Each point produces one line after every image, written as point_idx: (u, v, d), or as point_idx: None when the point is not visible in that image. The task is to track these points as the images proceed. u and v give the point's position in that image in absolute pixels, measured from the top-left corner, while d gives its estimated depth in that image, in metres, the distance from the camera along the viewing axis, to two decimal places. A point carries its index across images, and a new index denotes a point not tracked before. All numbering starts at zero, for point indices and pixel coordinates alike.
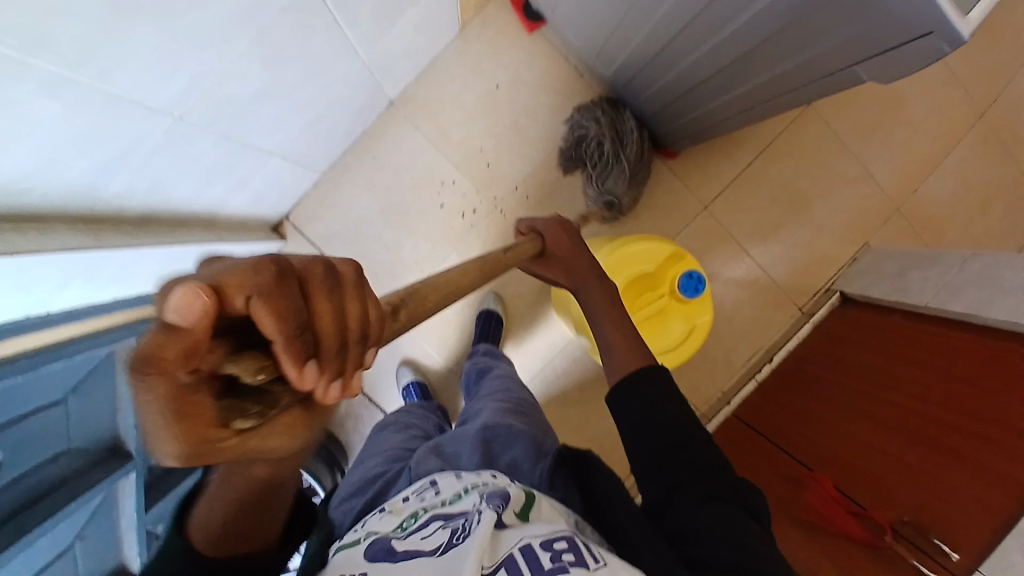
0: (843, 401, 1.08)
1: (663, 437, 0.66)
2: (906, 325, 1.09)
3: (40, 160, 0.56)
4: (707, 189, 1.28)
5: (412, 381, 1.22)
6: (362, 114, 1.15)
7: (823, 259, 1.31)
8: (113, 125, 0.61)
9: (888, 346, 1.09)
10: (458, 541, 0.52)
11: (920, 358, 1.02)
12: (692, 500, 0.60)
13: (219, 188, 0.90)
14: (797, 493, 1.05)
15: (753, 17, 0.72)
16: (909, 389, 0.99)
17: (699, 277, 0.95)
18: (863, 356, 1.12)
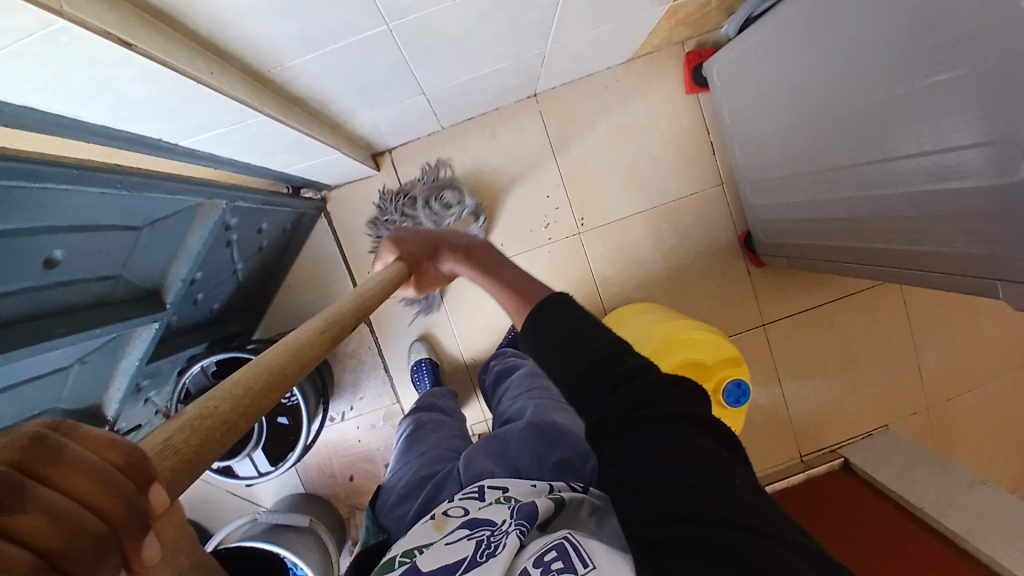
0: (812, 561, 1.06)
1: (583, 358, 0.58)
2: (896, 519, 1.08)
3: (260, 3, 0.53)
4: (772, 309, 1.29)
5: (426, 359, 1.22)
6: (506, 93, 1.15)
7: (842, 422, 1.33)
8: (337, 10, 0.59)
9: (873, 533, 1.07)
10: (483, 557, 0.48)
11: (901, 558, 1.00)
12: (630, 421, 0.52)
13: (364, 101, 0.90)
14: None
15: (934, 194, 0.72)
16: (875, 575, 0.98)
17: (746, 391, 0.97)
18: (844, 529, 1.10)
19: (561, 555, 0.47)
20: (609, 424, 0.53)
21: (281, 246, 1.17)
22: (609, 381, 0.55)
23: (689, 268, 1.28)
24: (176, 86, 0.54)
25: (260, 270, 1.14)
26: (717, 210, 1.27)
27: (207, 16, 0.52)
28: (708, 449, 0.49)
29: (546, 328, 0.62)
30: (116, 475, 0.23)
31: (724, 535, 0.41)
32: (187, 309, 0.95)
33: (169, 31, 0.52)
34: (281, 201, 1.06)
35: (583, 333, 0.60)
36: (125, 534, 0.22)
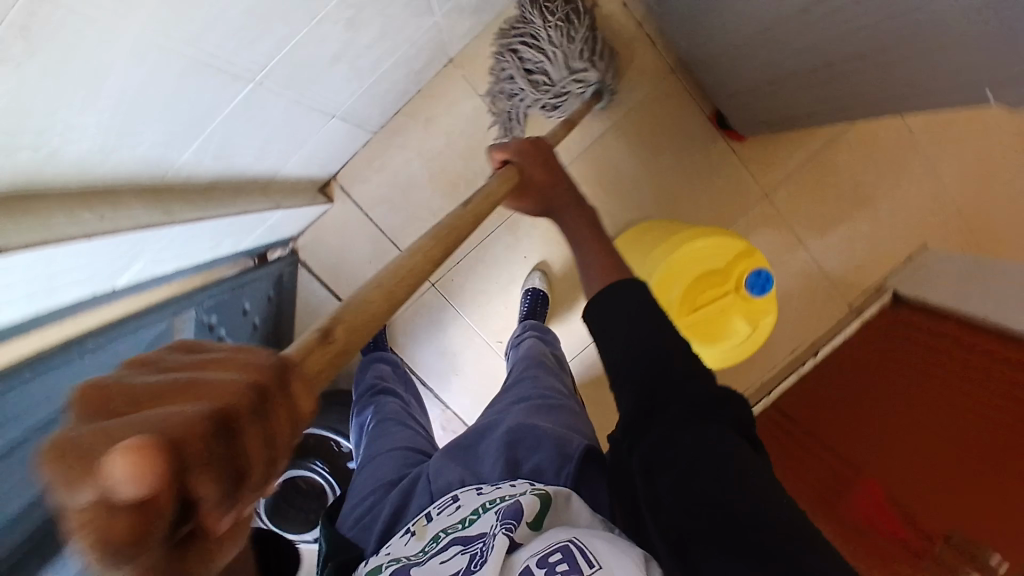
0: (860, 414, 1.07)
1: (637, 341, 0.59)
2: (933, 340, 1.08)
3: (110, 130, 0.49)
4: (770, 177, 1.23)
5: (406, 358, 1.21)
6: (421, 73, 1.08)
7: (880, 259, 1.27)
8: (195, 94, 0.55)
9: (915, 363, 1.07)
10: (473, 567, 0.53)
11: (949, 375, 0.99)
12: (674, 422, 0.54)
13: (280, 152, 0.85)
14: (834, 500, 1.03)
15: (893, 18, 0.64)
16: (928, 403, 0.98)
17: (769, 277, 0.92)
18: (888, 370, 1.10)
19: (565, 556, 0.51)
20: (664, 415, 0.55)
21: (276, 312, 1.15)
22: (667, 368, 0.57)
23: (673, 170, 1.22)
24: (74, 253, 0.51)
25: (269, 343, 1.13)
26: (679, 101, 1.19)
27: (66, 167, 0.49)
28: (743, 446, 0.53)
29: (601, 310, 0.62)
30: (228, 422, 0.23)
31: (762, 538, 0.46)
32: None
33: (42, 201, 0.49)
34: (251, 274, 1.03)
35: (637, 316, 0.60)
36: (233, 490, 0.23)
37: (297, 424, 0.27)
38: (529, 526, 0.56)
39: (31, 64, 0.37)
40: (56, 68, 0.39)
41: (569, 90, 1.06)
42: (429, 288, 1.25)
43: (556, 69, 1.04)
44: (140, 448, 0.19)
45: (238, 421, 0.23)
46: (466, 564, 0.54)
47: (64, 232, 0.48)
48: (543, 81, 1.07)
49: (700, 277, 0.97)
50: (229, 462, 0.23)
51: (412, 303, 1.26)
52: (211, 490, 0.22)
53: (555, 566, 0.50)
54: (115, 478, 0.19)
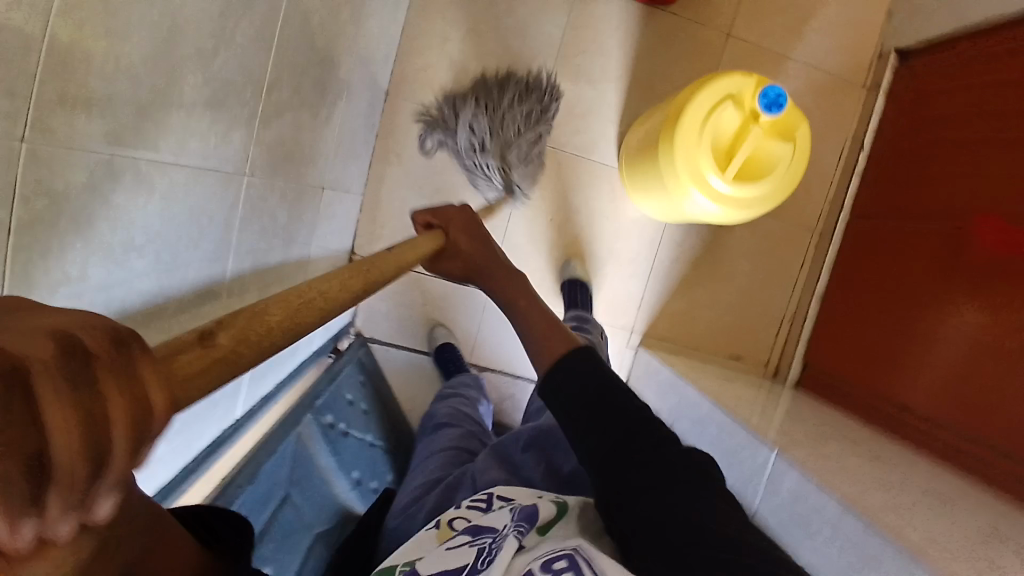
0: (930, 203, 1.07)
1: (587, 392, 0.64)
2: (921, 113, 1.14)
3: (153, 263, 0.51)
4: (721, 18, 1.21)
5: None
6: (370, 115, 1.10)
7: (864, 27, 1.24)
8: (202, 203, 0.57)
9: (926, 138, 1.12)
10: (482, 562, 0.51)
11: (965, 107, 1.04)
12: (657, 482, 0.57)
13: (298, 241, 0.88)
14: (954, 291, 0.96)
15: None
16: (969, 139, 1.01)
17: (781, 92, 0.88)
18: (909, 168, 1.14)
19: (569, 562, 0.47)
20: (638, 482, 0.57)
21: (381, 390, 1.17)
22: (620, 417, 0.62)
23: (633, 66, 1.21)
24: None
25: (393, 418, 1.15)
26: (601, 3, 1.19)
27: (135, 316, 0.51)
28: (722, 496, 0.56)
29: (556, 383, 0.67)
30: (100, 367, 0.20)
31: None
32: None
33: None
34: (337, 368, 1.07)
35: (589, 389, 0.64)
36: (97, 468, 0.19)
37: (140, 434, 0.20)
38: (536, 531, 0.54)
39: (61, 223, 0.39)
40: (77, 219, 0.41)
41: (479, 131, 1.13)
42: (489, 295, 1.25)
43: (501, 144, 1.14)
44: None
45: (105, 362, 0.20)
46: (474, 558, 0.51)
47: None
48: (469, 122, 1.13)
49: (713, 130, 0.94)
50: (117, 407, 0.20)
51: (482, 317, 1.25)
52: (74, 442, 0.18)
53: (553, 565, 0.47)
54: None
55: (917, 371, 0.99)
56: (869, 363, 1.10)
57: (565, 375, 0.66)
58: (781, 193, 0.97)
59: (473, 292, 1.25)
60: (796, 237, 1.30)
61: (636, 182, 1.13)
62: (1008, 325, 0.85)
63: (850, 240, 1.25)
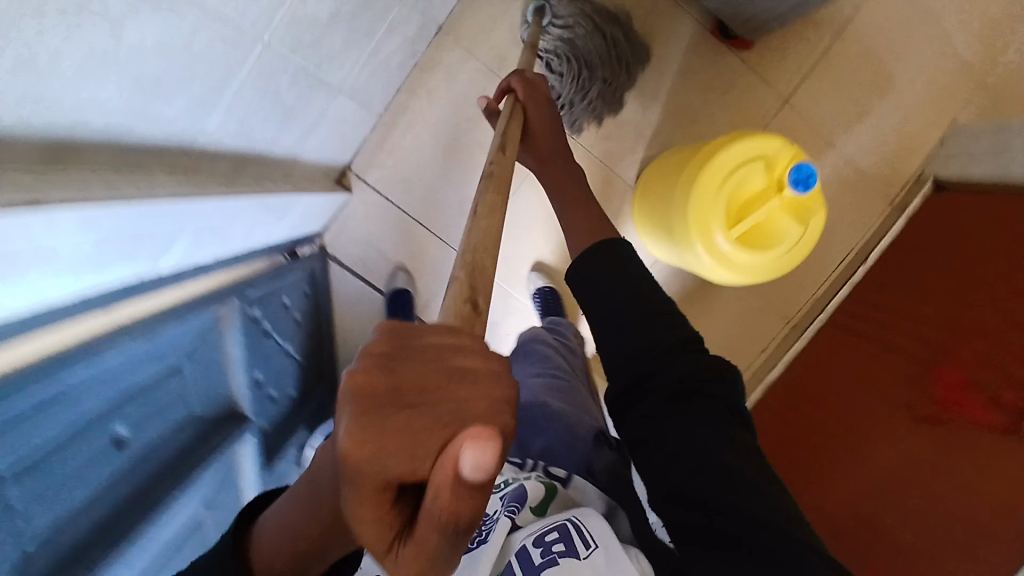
0: (912, 331, 1.09)
1: (628, 302, 0.67)
2: (951, 236, 1.13)
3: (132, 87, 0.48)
4: (785, 82, 1.19)
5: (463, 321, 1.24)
6: (413, 42, 1.07)
7: (913, 147, 1.23)
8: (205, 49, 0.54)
9: (935, 266, 1.13)
10: (475, 543, 0.64)
11: (983, 264, 1.04)
12: (657, 401, 0.63)
13: (294, 128, 0.84)
14: (902, 425, 1.01)
15: None
16: (978, 295, 1.02)
17: (812, 171, 0.86)
18: (916, 282, 1.15)
19: (561, 535, 0.62)
20: (648, 399, 0.63)
21: (316, 311, 1.15)
22: (647, 318, 0.67)
23: (686, 93, 1.19)
24: (109, 225, 0.51)
25: (310, 342, 1.13)
26: (676, 21, 1.16)
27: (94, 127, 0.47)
28: (736, 429, 0.61)
29: (592, 268, 0.71)
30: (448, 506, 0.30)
31: (749, 553, 0.54)
32: (107, 461, 0.58)
33: (71, 168, 0.47)
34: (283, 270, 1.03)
35: (639, 282, 0.69)
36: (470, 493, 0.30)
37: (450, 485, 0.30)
38: (531, 509, 0.67)
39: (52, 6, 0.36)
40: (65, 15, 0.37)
41: (550, 33, 1.06)
42: None
43: (588, 11, 1.04)
44: (482, 447, 0.29)
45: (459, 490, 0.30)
46: (469, 539, 0.64)
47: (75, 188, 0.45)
48: (586, 90, 1.09)
49: (736, 182, 0.93)
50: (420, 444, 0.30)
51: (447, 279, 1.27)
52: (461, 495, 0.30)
53: (552, 540, 0.61)
54: (465, 465, 0.29)
55: (829, 480, 1.06)
56: (795, 451, 1.15)
57: (600, 258, 0.71)
58: (768, 270, 0.97)
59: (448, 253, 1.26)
60: (771, 322, 1.28)
61: (653, 189, 1.11)
62: (931, 484, 0.92)
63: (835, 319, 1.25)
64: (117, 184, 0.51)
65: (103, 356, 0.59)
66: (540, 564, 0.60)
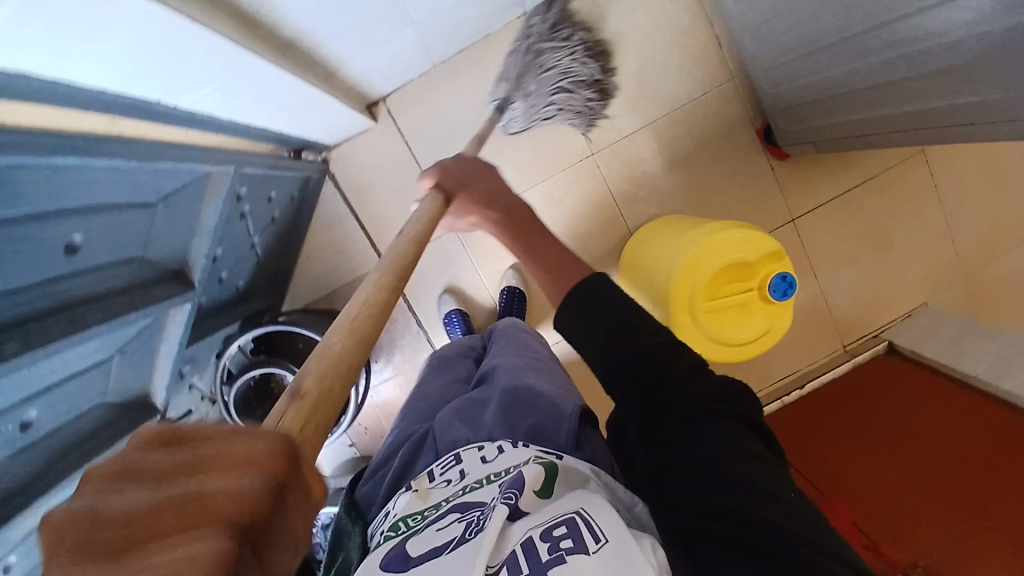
0: (842, 446, 1.11)
1: (624, 329, 0.58)
2: (911, 380, 1.17)
3: None
4: (800, 202, 1.26)
5: (456, 309, 1.23)
6: (494, 14, 1.09)
7: (880, 308, 1.31)
8: None
9: (883, 398, 1.15)
10: (471, 534, 0.48)
11: (931, 410, 1.07)
12: (678, 421, 0.53)
13: (357, 37, 0.84)
14: None
15: (970, 37, 0.68)
16: (917, 434, 1.04)
17: (793, 282, 0.94)
18: (863, 407, 1.16)
19: (570, 530, 0.46)
20: (668, 420, 0.53)
21: (295, 214, 1.15)
22: (646, 344, 0.57)
23: (712, 172, 1.24)
24: (165, 32, 0.51)
25: (276, 242, 1.12)
26: (731, 106, 1.22)
27: None
28: (754, 444, 0.51)
29: (583, 298, 0.62)
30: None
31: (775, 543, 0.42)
32: (57, 264, 0.59)
33: None
34: (284, 164, 1.02)
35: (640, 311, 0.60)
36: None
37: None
38: (535, 493, 0.52)
39: None
40: None
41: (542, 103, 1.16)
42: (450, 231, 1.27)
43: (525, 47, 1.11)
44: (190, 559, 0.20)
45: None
46: (462, 531, 0.48)
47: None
48: (583, 81, 1.15)
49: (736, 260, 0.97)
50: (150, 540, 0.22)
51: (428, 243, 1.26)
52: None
53: (556, 534, 0.46)
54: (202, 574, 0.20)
55: None
56: None
57: (589, 294, 0.62)
58: (721, 354, 1.02)
59: None
60: None
61: (662, 232, 1.12)
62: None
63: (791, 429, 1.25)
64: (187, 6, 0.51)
65: (94, 167, 0.59)
66: (546, 562, 0.44)
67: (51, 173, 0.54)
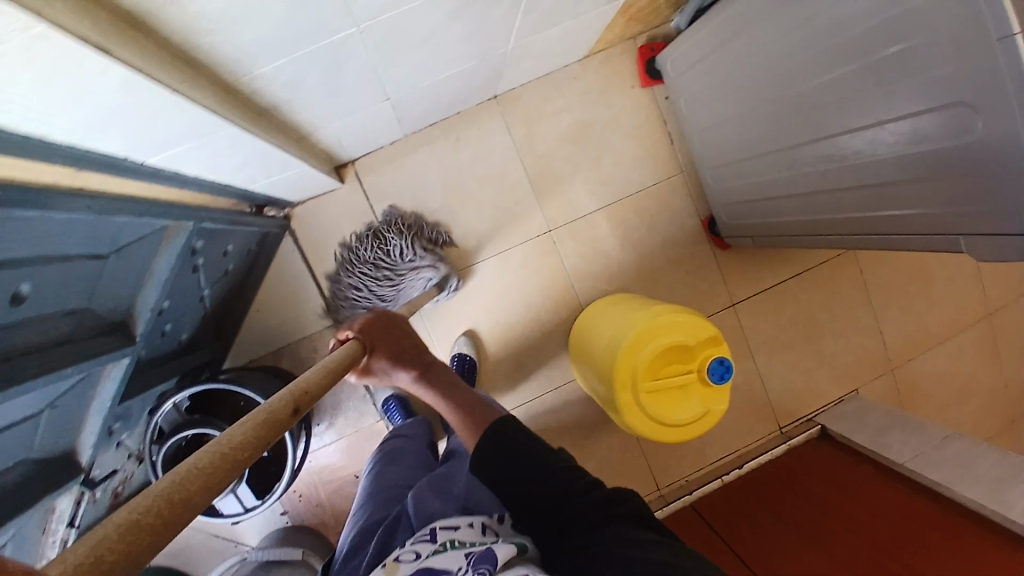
0: (782, 533, 1.12)
1: (527, 464, 0.60)
2: (844, 470, 1.21)
3: (237, 7, 0.50)
4: (741, 289, 1.34)
5: (394, 396, 1.24)
6: (468, 95, 1.15)
7: (813, 393, 1.39)
8: (314, 11, 0.57)
9: (818, 489, 1.18)
10: None
11: (863, 499, 1.11)
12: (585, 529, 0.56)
13: (333, 108, 0.87)
14: None
15: (895, 161, 0.77)
16: (848, 521, 1.07)
17: (730, 367, 0.99)
18: (800, 497, 1.18)
19: None
20: (574, 530, 0.57)
21: (250, 267, 1.13)
22: (550, 469, 0.60)
23: (662, 256, 1.32)
24: (154, 98, 0.52)
25: (228, 293, 1.10)
26: (681, 197, 1.31)
27: (180, 19, 0.49)
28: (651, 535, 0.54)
29: (487, 445, 0.62)
30: None
31: None
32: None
33: (143, 36, 0.49)
34: (245, 220, 1.02)
35: (502, 466, 0.60)
36: None
37: None
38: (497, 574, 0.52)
39: None
40: None
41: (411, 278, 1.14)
42: None
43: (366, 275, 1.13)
44: None
45: None
46: None
47: (144, 68, 0.48)
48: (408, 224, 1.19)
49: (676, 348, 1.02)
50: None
51: None
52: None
53: None
54: None
55: None
56: None
57: (491, 439, 0.62)
58: (661, 433, 1.04)
59: None
60: (641, 482, 1.36)
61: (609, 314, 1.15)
62: None
63: (726, 504, 1.27)
64: (175, 79, 0.53)
65: (51, 218, 0.58)
66: None
67: (7, 224, 0.53)
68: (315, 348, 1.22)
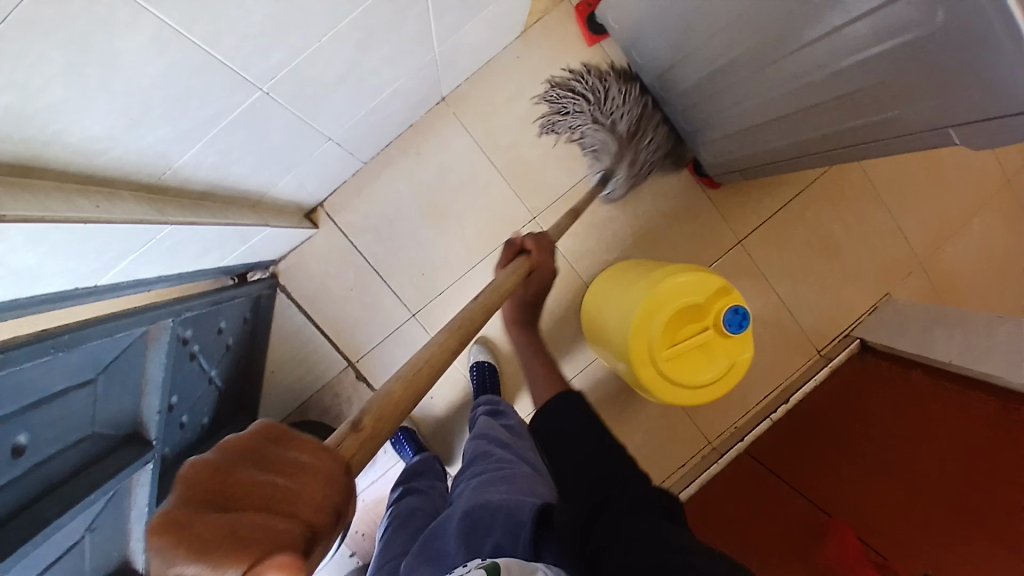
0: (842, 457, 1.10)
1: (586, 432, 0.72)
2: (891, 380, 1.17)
3: (121, 122, 0.48)
4: (743, 224, 1.29)
5: (401, 428, 1.23)
6: (414, 108, 1.12)
7: (845, 308, 1.33)
8: (206, 95, 0.55)
9: (868, 403, 1.15)
10: None
11: (916, 406, 1.07)
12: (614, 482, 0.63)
13: (272, 170, 0.85)
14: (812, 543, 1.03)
15: (862, 65, 0.71)
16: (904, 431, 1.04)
17: (746, 314, 0.96)
18: (852, 415, 1.15)
19: None
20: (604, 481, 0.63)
21: (250, 335, 1.13)
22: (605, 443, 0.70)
23: (654, 213, 1.27)
24: (68, 233, 0.51)
25: (235, 366, 1.10)
26: None
27: (69, 149, 0.47)
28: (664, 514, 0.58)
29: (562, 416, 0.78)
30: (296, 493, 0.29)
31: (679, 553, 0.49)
32: (3, 471, 0.56)
33: (34, 180, 0.48)
34: (228, 292, 1.02)
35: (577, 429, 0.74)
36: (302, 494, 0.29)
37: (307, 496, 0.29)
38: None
39: (55, 51, 0.37)
40: (74, 55, 0.38)
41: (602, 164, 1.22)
42: (410, 319, 1.24)
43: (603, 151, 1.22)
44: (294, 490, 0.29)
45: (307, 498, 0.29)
46: None
47: (41, 212, 0.46)
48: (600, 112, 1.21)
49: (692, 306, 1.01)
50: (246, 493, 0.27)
51: (391, 334, 1.24)
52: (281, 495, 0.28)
53: None
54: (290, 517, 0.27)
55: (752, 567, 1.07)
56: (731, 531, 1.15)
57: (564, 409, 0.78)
58: (691, 398, 1.01)
59: (397, 307, 1.24)
60: (690, 442, 1.33)
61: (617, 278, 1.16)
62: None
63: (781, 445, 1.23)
64: (84, 207, 0.52)
65: (18, 369, 0.57)
66: None
67: None
68: (336, 394, 1.23)
